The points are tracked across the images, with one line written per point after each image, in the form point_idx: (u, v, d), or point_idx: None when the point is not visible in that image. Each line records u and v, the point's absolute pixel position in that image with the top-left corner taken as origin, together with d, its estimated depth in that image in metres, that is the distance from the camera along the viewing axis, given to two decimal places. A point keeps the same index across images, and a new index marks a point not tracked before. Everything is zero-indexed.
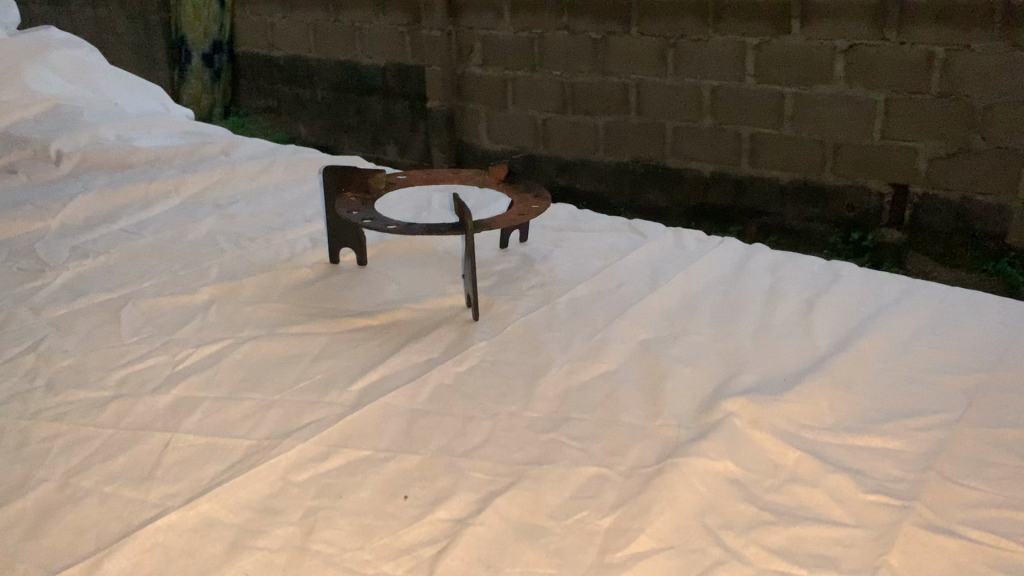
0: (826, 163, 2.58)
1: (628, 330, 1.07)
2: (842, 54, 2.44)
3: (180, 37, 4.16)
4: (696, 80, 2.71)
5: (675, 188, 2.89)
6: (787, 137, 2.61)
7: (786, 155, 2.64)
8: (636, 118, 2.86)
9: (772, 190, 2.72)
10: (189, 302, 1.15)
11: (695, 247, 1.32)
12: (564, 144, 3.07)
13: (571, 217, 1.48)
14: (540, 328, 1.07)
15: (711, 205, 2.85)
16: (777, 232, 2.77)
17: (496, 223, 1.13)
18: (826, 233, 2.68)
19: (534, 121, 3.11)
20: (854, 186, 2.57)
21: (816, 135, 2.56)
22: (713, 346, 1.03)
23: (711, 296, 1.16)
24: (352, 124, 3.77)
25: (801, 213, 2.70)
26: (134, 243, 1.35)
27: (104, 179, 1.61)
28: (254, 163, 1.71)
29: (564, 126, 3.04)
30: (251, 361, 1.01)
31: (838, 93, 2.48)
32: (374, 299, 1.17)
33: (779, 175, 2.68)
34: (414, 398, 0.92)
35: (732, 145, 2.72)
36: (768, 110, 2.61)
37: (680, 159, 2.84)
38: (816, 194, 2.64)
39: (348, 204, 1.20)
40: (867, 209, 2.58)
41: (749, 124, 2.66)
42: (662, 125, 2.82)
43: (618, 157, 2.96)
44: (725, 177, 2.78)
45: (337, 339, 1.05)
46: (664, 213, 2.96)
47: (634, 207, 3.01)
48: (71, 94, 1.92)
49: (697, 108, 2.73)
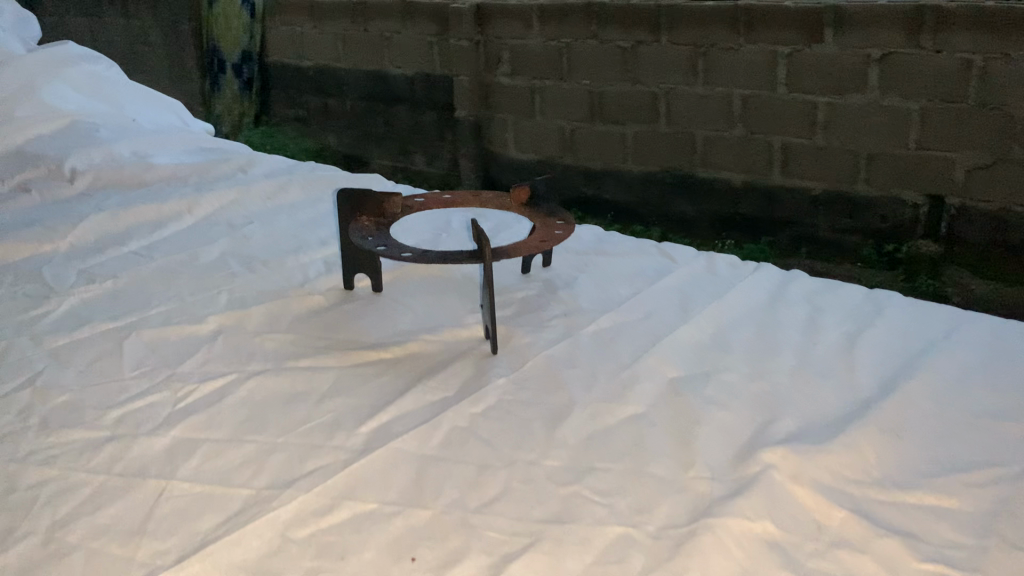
0: (860, 174, 2.49)
1: (658, 368, 1.00)
2: (876, 63, 2.35)
3: (210, 48, 4.15)
4: (726, 89, 2.63)
5: (704, 198, 2.82)
6: (820, 147, 2.53)
7: (818, 165, 2.55)
8: (665, 127, 2.79)
9: (804, 201, 2.63)
10: (196, 332, 1.10)
11: (728, 274, 1.25)
12: (592, 154, 3.00)
13: (596, 239, 1.42)
14: (562, 363, 1.01)
15: (741, 216, 2.77)
16: (810, 245, 2.69)
17: (518, 251, 1.07)
18: (858, 244, 2.60)
19: (561, 130, 3.05)
20: (887, 197, 2.48)
21: (850, 147, 2.48)
22: (747, 386, 0.96)
23: (746, 329, 1.09)
24: (379, 134, 3.72)
25: (834, 225, 2.61)
26: (143, 266, 1.31)
27: (119, 199, 1.58)
28: (270, 181, 1.66)
29: (592, 136, 2.97)
30: (256, 399, 0.95)
31: (871, 103, 2.40)
32: (387, 329, 1.11)
33: (811, 185, 2.59)
34: (426, 442, 0.86)
35: (763, 155, 2.64)
36: (800, 119, 2.53)
37: (710, 169, 2.76)
38: (849, 205, 2.55)
39: (362, 229, 1.14)
40: (902, 220, 2.49)
41: (781, 133, 2.58)
42: (691, 134, 2.75)
43: (646, 168, 2.89)
44: (755, 188, 2.70)
45: (348, 374, 1.00)
46: (692, 224, 2.89)
47: (662, 218, 2.94)
48: (89, 109, 1.89)
49: (727, 117, 2.66)
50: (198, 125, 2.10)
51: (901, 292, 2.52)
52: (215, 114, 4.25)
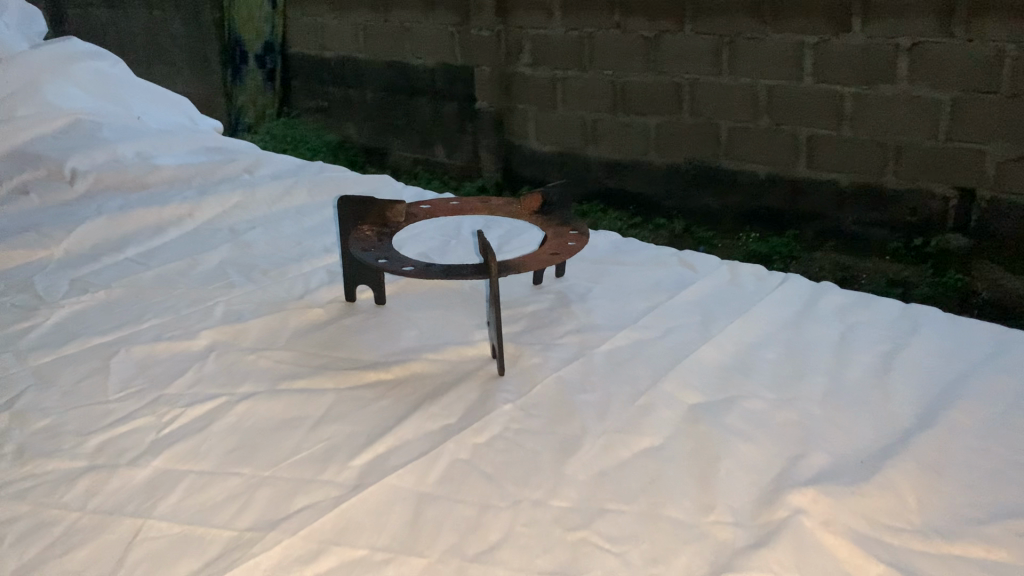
0: (887, 167, 2.39)
1: (676, 393, 0.92)
2: (905, 53, 2.26)
3: (234, 38, 4.08)
4: (752, 79, 2.54)
5: (727, 191, 2.73)
6: (847, 138, 2.43)
7: (845, 157, 2.46)
8: (688, 118, 2.71)
9: (829, 193, 2.53)
10: (188, 348, 1.04)
11: (754, 287, 1.18)
12: (614, 145, 2.92)
13: (613, 247, 1.35)
14: (574, 387, 0.94)
15: (765, 208, 2.68)
16: (836, 238, 2.59)
17: (528, 265, 1.00)
18: (885, 238, 2.49)
19: (583, 121, 2.96)
20: (915, 190, 2.38)
21: (878, 139, 2.38)
22: (773, 415, 0.89)
23: (773, 348, 1.02)
24: (400, 127, 3.63)
25: (860, 218, 2.51)
26: (140, 275, 1.25)
27: (120, 202, 1.52)
28: (276, 184, 1.60)
29: (614, 127, 2.89)
30: (246, 425, 0.89)
31: (900, 94, 2.30)
32: (390, 346, 1.04)
33: (837, 177, 2.50)
34: (424, 477, 0.80)
35: (788, 147, 2.55)
36: (827, 110, 2.43)
37: (734, 161, 2.67)
38: (876, 199, 2.45)
39: (364, 240, 1.08)
40: (930, 214, 2.38)
41: (807, 125, 2.49)
42: (715, 126, 2.66)
43: (669, 160, 2.81)
44: (780, 180, 2.61)
45: (345, 398, 0.93)
46: (716, 218, 2.80)
47: (685, 210, 2.85)
48: (94, 108, 1.84)
49: (752, 108, 2.57)
50: (207, 124, 2.04)
51: (927, 287, 2.41)
52: (237, 105, 4.18)
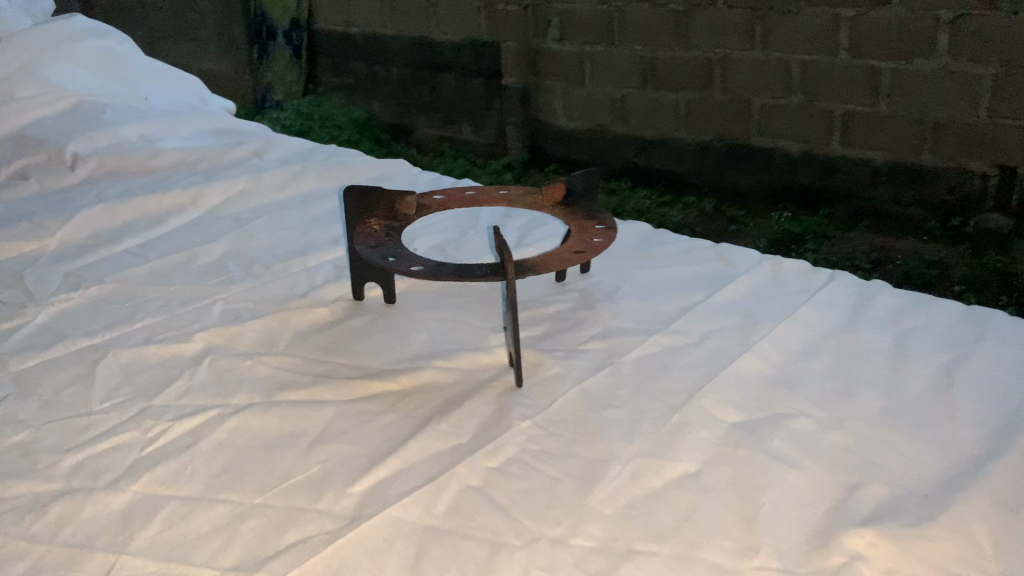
0: (925, 144, 2.27)
1: (713, 410, 0.83)
2: (945, 26, 2.13)
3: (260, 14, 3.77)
4: (785, 54, 2.41)
5: (759, 169, 2.61)
6: (882, 116, 2.31)
7: (882, 135, 2.33)
8: (719, 94, 2.58)
9: (865, 171, 2.41)
10: (180, 353, 0.96)
11: (797, 286, 1.08)
12: (643, 123, 2.80)
13: (643, 239, 1.25)
14: (599, 403, 0.85)
15: (799, 186, 2.56)
16: (871, 218, 2.47)
17: (549, 264, 0.91)
18: (922, 218, 2.37)
19: (611, 98, 2.84)
20: (955, 168, 2.26)
21: (916, 116, 2.26)
22: (824, 438, 0.79)
23: (821, 357, 0.92)
24: (427, 103, 3.47)
25: (897, 198, 2.39)
26: (135, 270, 1.18)
27: (121, 188, 1.45)
28: (283, 170, 1.52)
29: (643, 104, 2.77)
30: (236, 443, 0.81)
31: (938, 70, 2.17)
32: (397, 351, 0.96)
33: (873, 155, 2.37)
34: (430, 509, 0.71)
35: (822, 124, 2.42)
36: (862, 86, 2.31)
37: (767, 138, 2.55)
38: (913, 177, 2.33)
39: (370, 235, 0.99)
40: (970, 193, 2.27)
41: (841, 101, 2.36)
42: (747, 102, 2.54)
43: (700, 137, 2.69)
44: (814, 158, 2.49)
45: (345, 412, 0.85)
46: (748, 197, 2.68)
47: (715, 189, 2.74)
48: (98, 88, 1.75)
49: (785, 84, 2.44)
50: (217, 104, 1.96)
51: (966, 266, 2.23)
52: (264, 82, 3.88)
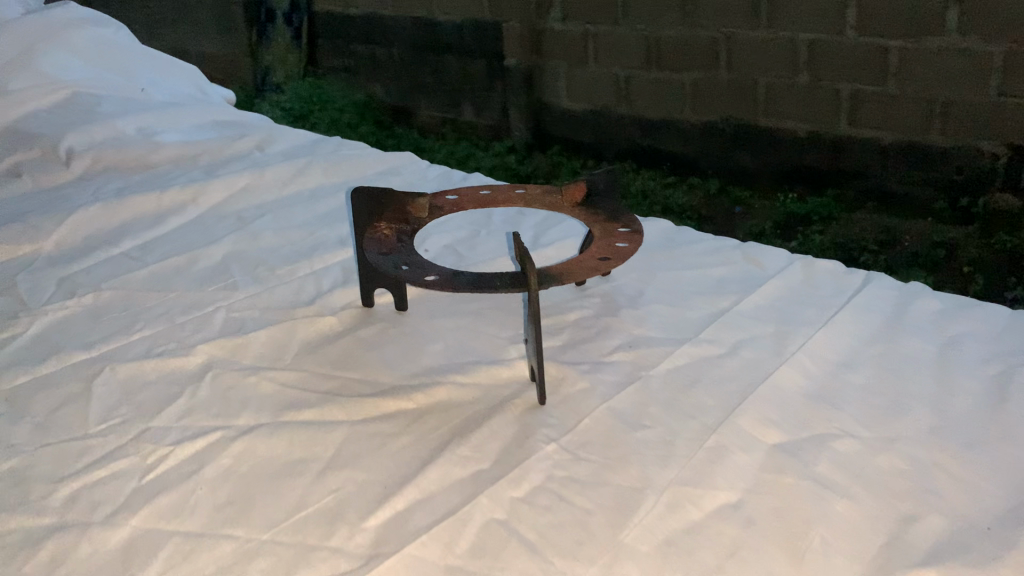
0: (933, 123, 2.20)
1: (752, 430, 0.78)
2: (955, 3, 2.05)
3: None
4: (792, 32, 2.32)
5: (767, 150, 2.53)
6: (891, 95, 2.23)
7: (888, 114, 2.26)
8: (726, 74, 2.50)
9: (872, 152, 2.34)
10: (181, 367, 0.91)
11: (832, 289, 1.02)
12: (648, 103, 2.71)
13: (666, 238, 1.19)
14: (628, 422, 0.79)
15: (807, 167, 2.48)
16: (879, 200, 2.40)
17: (573, 274, 0.85)
18: (930, 199, 2.31)
19: (616, 78, 2.74)
20: (962, 147, 2.20)
21: (924, 95, 2.18)
22: (871, 462, 0.74)
23: (864, 370, 0.86)
24: (428, 84, 3.28)
25: (904, 178, 2.32)
26: (134, 274, 1.12)
27: (119, 186, 1.39)
28: (287, 164, 1.46)
29: (648, 85, 2.68)
30: (242, 469, 0.76)
31: (947, 48, 2.10)
32: (411, 364, 0.90)
33: (880, 135, 2.30)
34: (452, 547, 0.66)
35: (830, 103, 2.35)
36: (869, 66, 2.23)
37: (774, 119, 2.47)
38: (922, 159, 2.27)
39: (380, 239, 0.93)
40: (978, 172, 2.20)
41: (850, 80, 2.29)
42: (754, 82, 2.46)
43: (705, 117, 2.61)
44: (820, 138, 2.42)
45: (357, 433, 0.79)
46: (754, 178, 2.61)
47: (722, 169, 2.66)
48: (93, 77, 1.69)
49: (792, 63, 2.36)
50: (218, 94, 1.90)
51: (975, 246, 2.22)
52: (263, 65, 3.70)
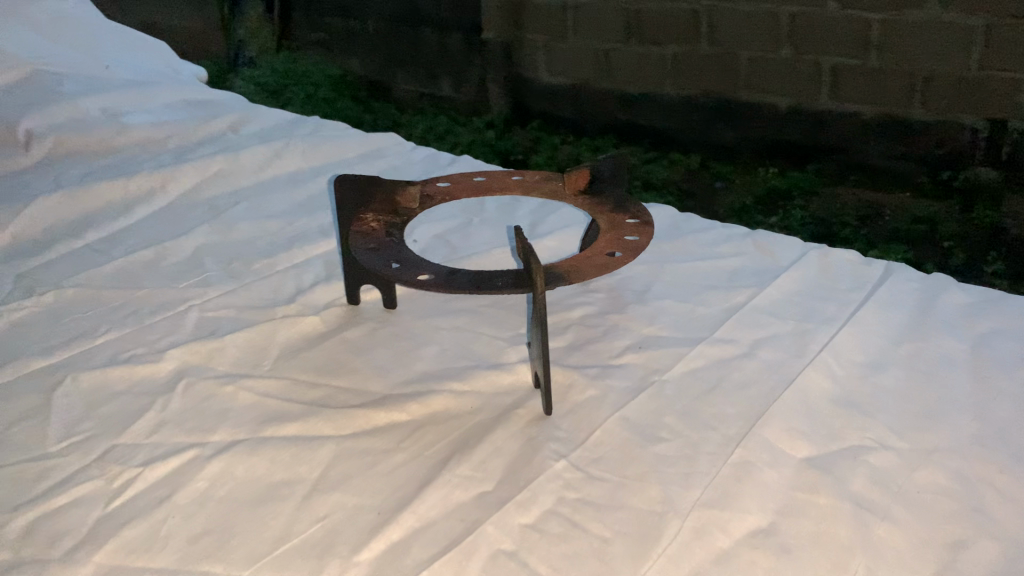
0: (915, 96, 2.14)
1: (780, 443, 0.71)
2: None
3: None
4: (773, 4, 2.22)
5: (749, 123, 2.43)
6: (873, 69, 2.16)
7: (870, 88, 2.19)
8: (707, 47, 2.39)
9: (854, 126, 2.26)
10: (151, 375, 0.83)
11: (850, 282, 0.96)
12: (628, 77, 2.59)
13: (670, 228, 1.12)
14: (643, 433, 0.73)
15: (786, 141, 2.39)
16: (860, 172, 2.32)
17: (580, 271, 0.78)
18: (912, 173, 2.24)
19: (595, 52, 2.62)
20: (945, 123, 2.13)
21: (907, 68, 2.11)
22: (909, 477, 0.68)
23: (893, 371, 0.80)
24: (404, 57, 3.14)
25: (887, 151, 2.24)
26: (99, 270, 1.04)
27: (81, 172, 1.30)
28: (263, 146, 1.37)
29: (629, 59, 2.56)
30: (218, 494, 0.68)
31: (929, 20, 2.03)
32: (404, 370, 0.83)
33: (862, 109, 2.23)
34: None
35: (811, 77, 2.26)
36: (852, 38, 2.15)
37: (755, 92, 2.37)
38: (902, 132, 2.20)
39: (367, 232, 0.86)
40: (959, 148, 2.14)
41: (830, 53, 2.20)
42: (734, 56, 2.35)
43: (686, 91, 2.50)
44: (802, 112, 2.33)
45: (347, 450, 0.72)
46: (735, 153, 2.51)
47: (702, 144, 2.55)
48: (52, 54, 1.58)
49: (774, 36, 2.26)
50: (188, 71, 1.80)
51: (953, 223, 2.12)
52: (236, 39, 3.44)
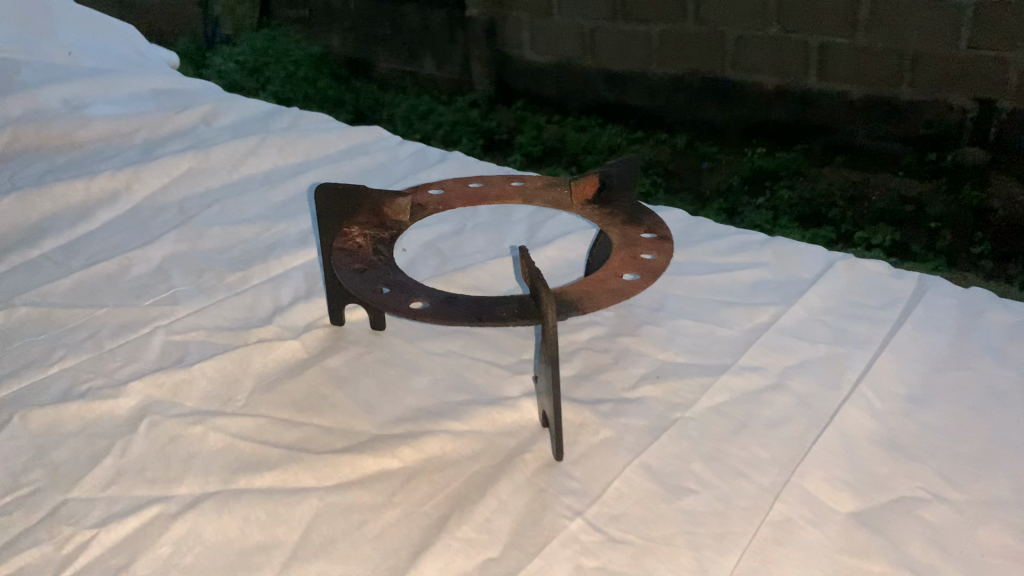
0: (904, 76, 2.03)
1: (822, 496, 0.63)
2: None
3: None
4: None
5: (735, 103, 2.33)
6: (861, 48, 2.05)
7: (860, 67, 2.07)
8: (693, 25, 2.28)
9: (840, 108, 2.16)
10: (111, 414, 0.74)
11: (882, 297, 0.88)
12: (613, 56, 2.48)
13: (680, 234, 1.04)
14: (666, 483, 0.64)
15: (773, 121, 2.28)
16: (846, 153, 2.21)
17: (597, 299, 0.69)
18: (899, 153, 2.12)
19: (580, 29, 2.50)
20: (933, 101, 2.03)
21: (895, 47, 2.00)
22: (970, 534, 0.60)
23: (938, 407, 0.72)
24: (386, 36, 3.03)
25: (875, 132, 2.13)
26: (55, 285, 0.94)
27: (38, 170, 1.19)
28: (237, 141, 1.27)
29: (614, 36, 2.44)
30: (182, 564, 0.59)
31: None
32: (395, 405, 0.74)
33: (850, 88, 2.11)
34: None
35: (798, 56, 2.16)
36: (840, 16, 2.04)
37: (743, 72, 2.27)
38: (890, 112, 2.09)
39: (348, 250, 0.77)
40: (948, 127, 2.03)
41: (818, 32, 2.09)
42: (722, 34, 2.25)
43: (673, 71, 2.39)
44: (789, 93, 2.22)
45: (329, 507, 0.63)
46: (722, 134, 2.40)
47: (688, 126, 2.45)
48: (11, 39, 1.47)
49: (761, 14, 2.15)
50: (160, 57, 1.69)
51: (937, 207, 2.01)
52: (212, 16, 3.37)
